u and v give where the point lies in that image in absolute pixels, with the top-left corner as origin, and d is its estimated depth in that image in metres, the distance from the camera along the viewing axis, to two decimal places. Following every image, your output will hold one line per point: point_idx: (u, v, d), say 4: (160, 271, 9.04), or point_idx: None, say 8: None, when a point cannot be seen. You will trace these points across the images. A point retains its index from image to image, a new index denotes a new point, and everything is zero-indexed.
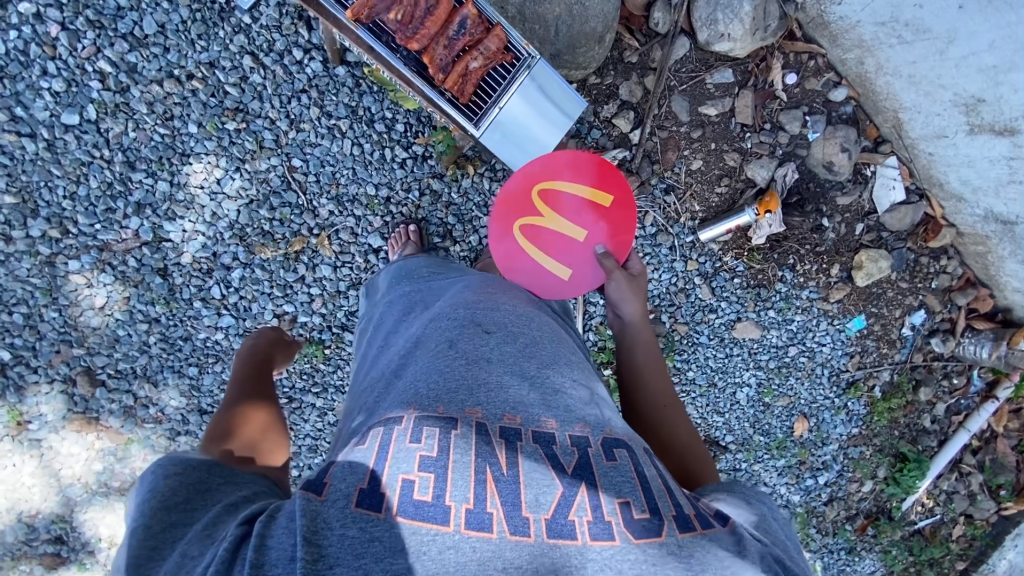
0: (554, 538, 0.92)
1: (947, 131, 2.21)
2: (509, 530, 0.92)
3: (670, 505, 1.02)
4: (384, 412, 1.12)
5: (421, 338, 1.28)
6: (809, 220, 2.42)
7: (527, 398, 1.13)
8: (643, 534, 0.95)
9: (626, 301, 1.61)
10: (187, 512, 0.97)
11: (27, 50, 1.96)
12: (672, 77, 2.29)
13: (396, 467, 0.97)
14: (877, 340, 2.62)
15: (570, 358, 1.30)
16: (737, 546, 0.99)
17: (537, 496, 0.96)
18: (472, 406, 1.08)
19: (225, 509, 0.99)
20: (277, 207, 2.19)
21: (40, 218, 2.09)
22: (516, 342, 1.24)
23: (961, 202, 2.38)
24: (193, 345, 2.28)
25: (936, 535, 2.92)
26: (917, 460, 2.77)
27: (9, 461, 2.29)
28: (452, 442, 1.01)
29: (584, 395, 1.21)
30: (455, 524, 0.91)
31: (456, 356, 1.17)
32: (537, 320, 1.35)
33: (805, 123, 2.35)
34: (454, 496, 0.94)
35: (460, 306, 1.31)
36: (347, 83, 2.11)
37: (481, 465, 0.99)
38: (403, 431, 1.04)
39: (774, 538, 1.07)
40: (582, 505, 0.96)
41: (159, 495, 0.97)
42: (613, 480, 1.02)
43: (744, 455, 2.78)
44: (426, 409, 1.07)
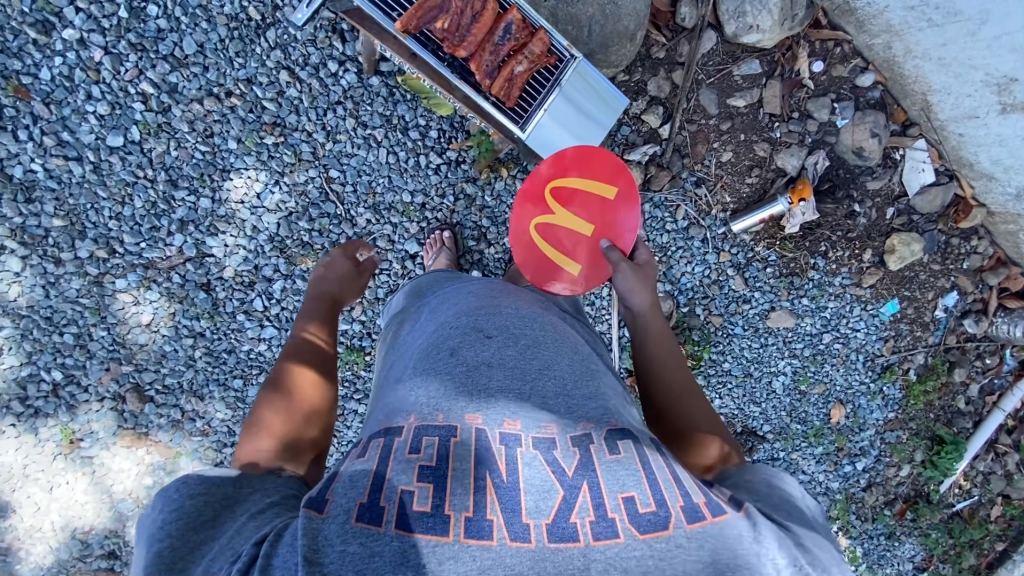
0: (556, 542, 0.91)
1: (978, 112, 2.18)
2: (510, 536, 0.91)
3: (677, 495, 0.99)
4: (389, 421, 1.12)
5: (425, 346, 1.28)
6: (842, 207, 2.43)
7: (526, 402, 1.12)
8: (649, 528, 0.94)
9: (634, 290, 1.55)
10: (212, 529, 0.97)
11: (72, 76, 2.03)
12: (699, 71, 2.31)
13: (395, 479, 0.97)
14: (910, 323, 2.60)
15: (573, 356, 1.26)
16: (752, 534, 0.96)
17: (538, 502, 0.95)
18: (473, 412, 1.08)
19: (251, 519, 0.98)
20: (316, 218, 2.22)
21: (88, 239, 2.15)
22: (517, 346, 1.22)
23: (992, 180, 2.35)
24: (237, 358, 2.31)
25: (975, 516, 2.88)
26: (954, 442, 2.73)
27: (64, 479, 2.29)
28: (451, 450, 1.02)
29: (587, 393, 1.19)
30: (455, 534, 0.90)
31: (457, 366, 1.17)
32: (540, 321, 1.32)
33: (833, 110, 2.35)
34: (453, 505, 0.94)
35: (462, 314, 1.30)
36: (381, 93, 2.15)
37: (480, 472, 0.98)
38: (403, 442, 1.04)
39: (792, 520, 1.06)
40: (584, 506, 0.95)
41: (184, 516, 0.96)
42: (616, 476, 1.00)
43: (782, 444, 2.74)
44: (426, 419, 1.08)
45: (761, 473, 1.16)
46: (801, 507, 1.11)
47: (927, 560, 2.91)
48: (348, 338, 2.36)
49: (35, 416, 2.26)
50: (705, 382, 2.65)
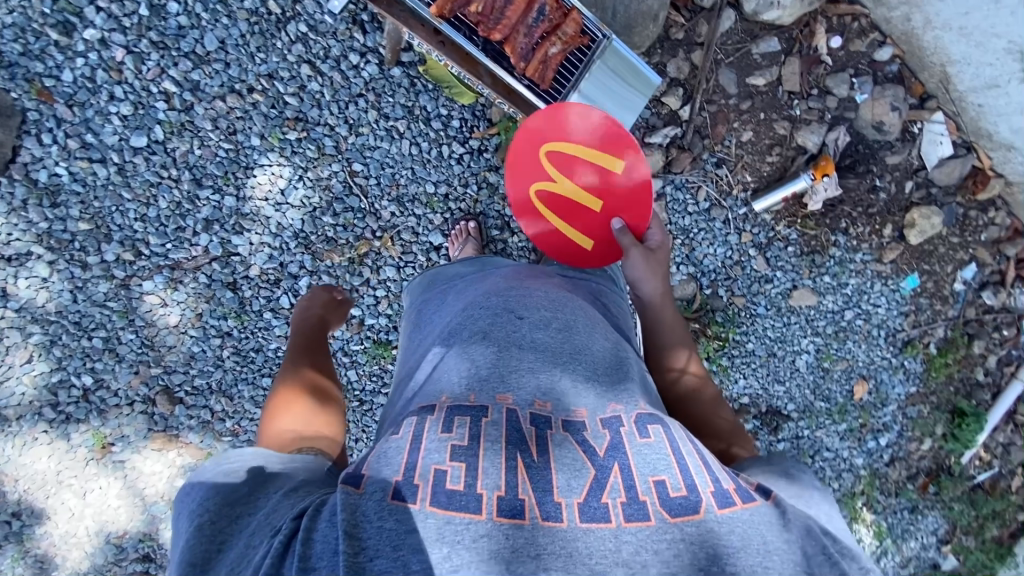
0: (588, 521, 0.87)
1: (999, 81, 2.15)
2: (542, 516, 0.87)
3: (708, 480, 0.93)
4: (419, 401, 1.05)
5: (452, 326, 1.20)
6: (865, 182, 2.41)
7: (558, 383, 1.05)
8: (680, 513, 0.88)
9: (645, 275, 1.50)
10: (247, 505, 0.96)
11: (94, 77, 2.04)
12: (718, 51, 2.31)
13: (428, 456, 0.92)
14: (930, 297, 2.53)
15: (604, 339, 1.20)
16: (780, 521, 0.91)
17: (569, 481, 0.91)
18: (503, 393, 1.02)
19: (286, 496, 0.97)
20: (340, 213, 2.21)
21: (114, 242, 2.14)
22: (550, 327, 1.13)
23: (1010, 150, 2.33)
24: (265, 356, 2.30)
25: (996, 487, 2.76)
26: (974, 413, 2.63)
27: (97, 483, 2.27)
28: (483, 430, 0.96)
29: (618, 381, 1.11)
30: (487, 513, 0.86)
31: (488, 345, 1.10)
32: (574, 304, 1.22)
33: (852, 85, 2.35)
34: (486, 484, 0.89)
35: (492, 294, 1.21)
36: (403, 84, 2.15)
37: (512, 451, 0.93)
38: (435, 421, 0.98)
39: (820, 510, 0.97)
40: (615, 486, 0.91)
41: (222, 491, 0.97)
42: (646, 459, 0.95)
43: (807, 422, 2.63)
44: (458, 399, 1.01)
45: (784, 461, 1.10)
46: (829, 499, 1.03)
47: (950, 533, 2.79)
48: (375, 333, 2.32)
49: (67, 422, 2.24)
50: (728, 363, 2.56)
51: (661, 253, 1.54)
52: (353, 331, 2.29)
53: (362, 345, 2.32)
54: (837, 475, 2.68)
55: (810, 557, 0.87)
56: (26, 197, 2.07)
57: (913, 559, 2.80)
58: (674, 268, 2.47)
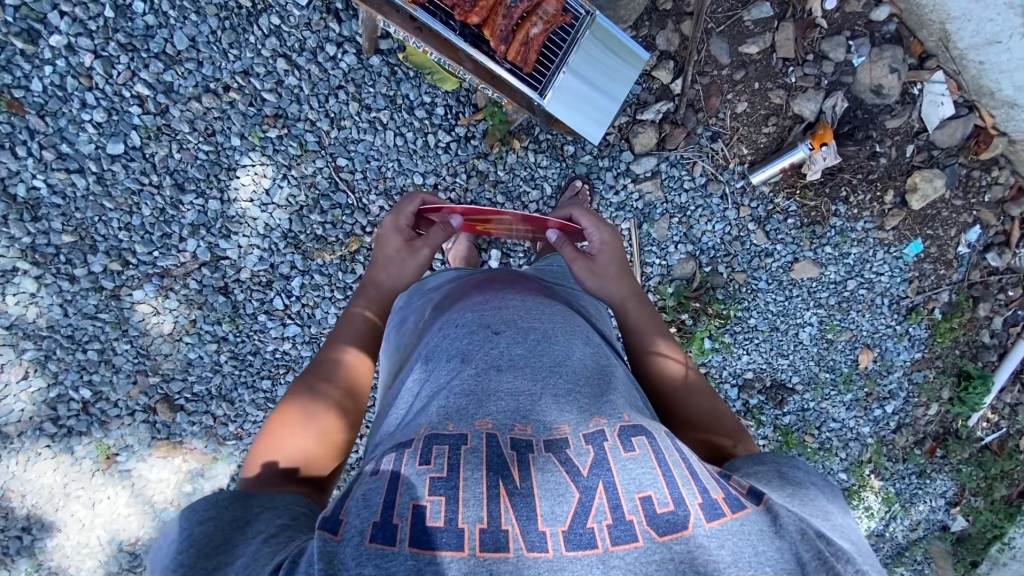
0: (574, 550, 0.80)
1: (1001, 37, 2.06)
2: (527, 547, 0.80)
3: (696, 491, 0.86)
4: (398, 436, 0.98)
5: (430, 352, 1.14)
6: (864, 148, 2.34)
7: (538, 401, 0.97)
8: (669, 530, 0.81)
9: (593, 286, 1.40)
10: (225, 556, 0.86)
11: (64, 84, 1.98)
12: (709, 20, 2.23)
13: (405, 494, 0.84)
14: (934, 262, 2.48)
15: (589, 350, 1.12)
16: (773, 528, 0.84)
17: (553, 507, 0.83)
18: (482, 418, 0.94)
19: (266, 543, 0.86)
20: (328, 210, 2.16)
21: (100, 253, 2.10)
22: (527, 340, 1.08)
23: (1014, 107, 2.24)
24: (263, 359, 2.27)
25: (1004, 448, 2.74)
26: (981, 376, 2.60)
27: (105, 494, 2.28)
28: (462, 458, 0.88)
29: (603, 390, 1.03)
30: (469, 549, 0.79)
31: (465, 367, 1.04)
32: (552, 310, 1.18)
33: (850, 48, 2.26)
34: (466, 517, 0.82)
35: (468, 311, 1.17)
36: (383, 73, 2.08)
37: (493, 479, 0.86)
38: (411, 452, 0.90)
39: (815, 510, 0.92)
40: (601, 508, 0.83)
41: (194, 543, 0.86)
42: (633, 474, 0.87)
43: (812, 395, 2.61)
44: (435, 428, 0.93)
45: (776, 457, 1.03)
46: (826, 495, 0.98)
47: (959, 495, 2.79)
48: None
49: (70, 436, 2.23)
50: (731, 340, 2.53)
51: (604, 255, 1.40)
52: None
53: None
54: (843, 445, 2.68)
55: (804, 563, 0.81)
56: (6, 212, 2.02)
57: (921, 523, 2.81)
58: (672, 247, 2.43)
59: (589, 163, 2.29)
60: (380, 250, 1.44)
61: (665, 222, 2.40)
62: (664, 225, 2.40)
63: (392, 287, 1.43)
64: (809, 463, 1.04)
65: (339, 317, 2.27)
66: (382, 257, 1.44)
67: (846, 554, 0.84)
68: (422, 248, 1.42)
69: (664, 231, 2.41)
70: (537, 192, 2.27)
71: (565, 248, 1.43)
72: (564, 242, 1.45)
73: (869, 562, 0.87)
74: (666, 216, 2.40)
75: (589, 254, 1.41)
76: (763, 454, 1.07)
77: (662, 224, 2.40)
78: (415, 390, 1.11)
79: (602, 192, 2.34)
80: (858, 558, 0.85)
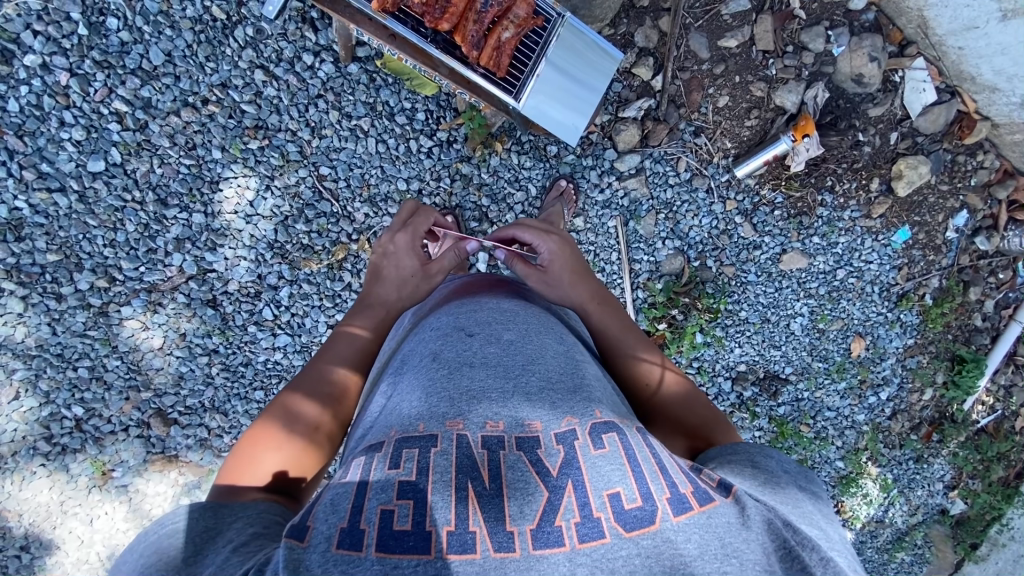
0: (542, 549, 0.80)
1: (978, 22, 2.06)
2: (494, 547, 0.80)
3: (663, 486, 0.87)
4: (369, 439, 0.97)
5: (404, 357, 1.14)
6: (847, 137, 2.34)
7: (510, 399, 0.98)
8: (636, 526, 0.82)
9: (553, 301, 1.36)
10: (194, 567, 0.86)
11: (40, 104, 1.97)
12: (687, 15, 2.22)
13: (373, 498, 0.83)
14: (923, 249, 2.48)
15: (562, 349, 1.12)
16: (740, 520, 0.85)
17: (522, 507, 0.84)
18: (454, 417, 0.94)
19: (235, 552, 0.85)
20: (313, 219, 2.16)
21: (85, 270, 2.10)
22: (500, 341, 1.08)
23: (996, 92, 2.24)
24: (255, 369, 2.28)
25: (1000, 430, 2.75)
26: (974, 359, 2.61)
27: (102, 509, 2.28)
28: (433, 461, 0.88)
29: (576, 388, 1.03)
30: (437, 551, 0.79)
31: (437, 368, 1.03)
32: (525, 312, 1.18)
33: (829, 38, 2.25)
34: (435, 520, 0.82)
35: (443, 314, 1.17)
36: (362, 80, 2.08)
37: (462, 480, 0.86)
38: (383, 456, 0.90)
39: (783, 498, 0.94)
40: (569, 507, 0.83)
41: (164, 557, 0.87)
42: (601, 472, 0.88)
43: (805, 385, 2.62)
44: (407, 430, 0.93)
45: (750, 448, 1.05)
46: (797, 482, 1.00)
47: (957, 479, 2.80)
48: None
49: (64, 454, 2.23)
50: (722, 333, 2.53)
51: (555, 266, 1.36)
52: None
53: None
54: (839, 433, 2.69)
55: (770, 553, 0.83)
56: None
57: (921, 508, 2.81)
58: (660, 243, 2.43)
59: (573, 163, 2.30)
60: (388, 266, 1.37)
61: (652, 218, 2.40)
62: (651, 221, 2.40)
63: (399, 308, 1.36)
64: (782, 452, 1.06)
65: (329, 325, 2.27)
66: (389, 274, 1.36)
67: (811, 542, 0.85)
68: (437, 275, 1.38)
69: (652, 227, 2.41)
70: (521, 194, 2.27)
71: (516, 266, 1.38)
72: (512, 258, 1.40)
73: (835, 548, 0.88)
74: (653, 213, 2.40)
75: (541, 267, 1.37)
76: (739, 444, 1.09)
77: (648, 221, 2.40)
78: (387, 395, 1.09)
79: (587, 191, 2.34)
80: (825, 546, 0.87)
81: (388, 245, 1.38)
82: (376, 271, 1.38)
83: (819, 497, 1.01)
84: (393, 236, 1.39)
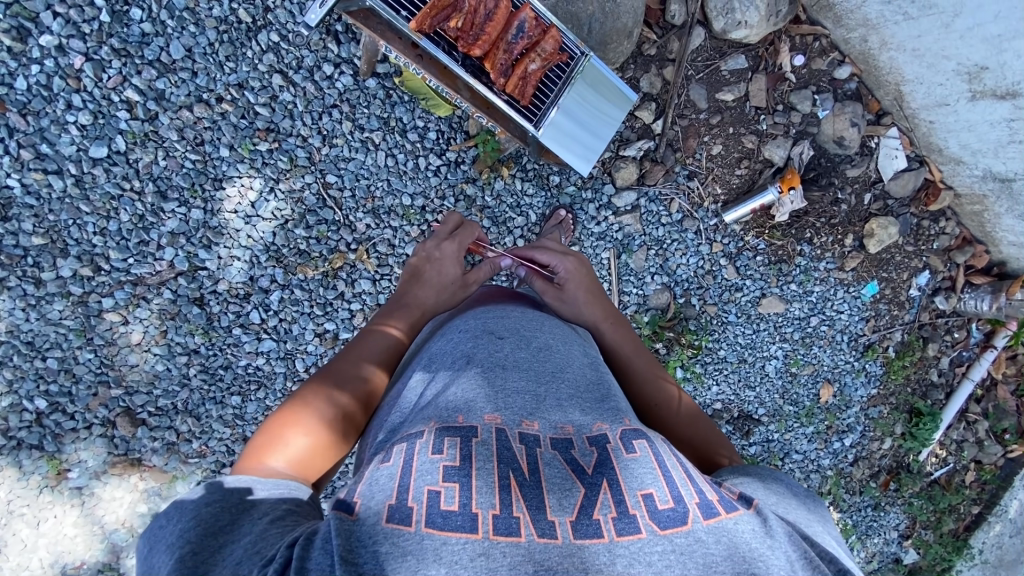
0: (582, 539, 0.83)
1: (949, 100, 2.24)
2: (537, 533, 0.82)
3: (692, 491, 0.90)
4: (404, 429, 0.99)
5: (432, 356, 1.16)
6: (828, 194, 2.49)
7: (543, 401, 1.02)
8: (670, 524, 0.85)
9: (567, 313, 1.40)
10: (229, 535, 0.85)
11: (50, 84, 1.95)
12: (689, 67, 2.38)
13: (419, 479, 0.86)
14: (888, 303, 2.63)
15: (585, 360, 1.17)
16: (763, 528, 0.87)
17: (560, 499, 0.87)
18: (492, 412, 0.97)
19: (273, 524, 0.87)
20: (313, 225, 2.15)
21: (71, 257, 2.04)
22: (530, 347, 1.12)
23: (960, 164, 2.42)
24: (234, 373, 2.21)
25: (952, 483, 2.89)
26: (930, 413, 2.76)
27: (51, 512, 2.14)
28: (474, 450, 0.91)
29: (602, 397, 1.08)
30: (483, 532, 0.81)
31: (471, 367, 1.06)
32: (550, 322, 1.24)
33: (816, 102, 2.43)
34: (480, 503, 0.84)
35: (472, 317, 1.21)
36: (378, 95, 2.13)
37: (503, 470, 0.89)
38: (424, 442, 0.91)
39: (797, 515, 0.95)
40: (605, 502, 0.87)
41: (200, 523, 0.85)
42: (634, 474, 0.92)
43: (776, 426, 2.70)
44: (446, 421, 0.95)
45: (760, 471, 1.07)
46: (806, 503, 1.01)
47: (911, 529, 2.90)
48: None
49: (19, 449, 2.11)
50: (702, 370, 2.60)
51: (570, 283, 1.41)
52: (327, 346, 2.24)
53: None
54: (805, 476, 2.77)
55: (794, 560, 0.85)
56: None
57: (877, 555, 2.90)
58: (649, 278, 2.51)
59: (573, 194, 2.37)
60: (431, 270, 1.42)
61: (643, 253, 2.49)
62: (642, 256, 2.49)
63: (431, 310, 1.39)
64: (791, 476, 1.08)
65: (316, 333, 2.23)
66: (431, 277, 1.41)
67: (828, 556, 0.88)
68: (473, 285, 1.44)
69: (642, 262, 2.50)
70: (521, 219, 2.32)
71: (535, 282, 1.45)
72: (531, 274, 1.47)
73: (850, 567, 0.89)
74: (644, 248, 2.49)
75: (557, 283, 1.43)
76: (748, 467, 1.11)
77: (639, 255, 2.49)
78: (415, 391, 1.10)
79: (585, 222, 2.42)
80: (841, 561, 0.89)
81: (434, 251, 1.45)
82: (417, 273, 1.43)
83: (826, 518, 1.02)
84: (440, 244, 1.46)
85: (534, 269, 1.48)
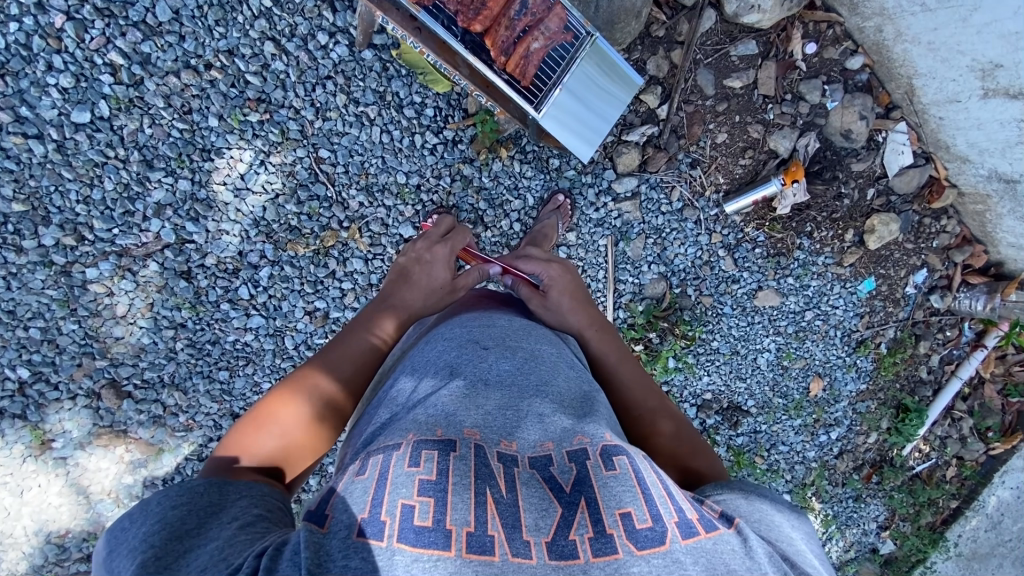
0: (557, 560, 0.81)
1: (960, 96, 2.18)
2: (511, 552, 0.81)
3: (672, 510, 0.89)
4: (381, 439, 0.97)
5: (416, 363, 1.13)
6: (831, 188, 2.45)
7: (525, 417, 0.99)
8: (647, 545, 0.83)
9: (554, 320, 1.37)
10: (197, 539, 0.84)
11: (29, 44, 1.88)
12: (698, 51, 2.30)
13: (394, 492, 0.84)
14: (884, 300, 2.61)
15: (572, 373, 1.14)
16: (743, 548, 0.86)
17: (537, 519, 0.85)
18: (471, 427, 0.95)
19: (242, 530, 0.86)
20: (305, 201, 2.09)
21: (53, 225, 1.99)
22: (514, 358, 1.10)
23: (966, 162, 2.37)
24: (222, 348, 2.17)
25: (933, 477, 2.92)
26: (917, 409, 2.76)
27: (35, 481, 2.13)
28: (452, 465, 0.88)
29: (585, 412, 1.05)
30: (456, 549, 0.79)
31: (453, 379, 1.04)
32: (536, 333, 1.20)
33: (824, 92, 2.37)
34: (455, 519, 0.82)
35: (457, 325, 1.18)
36: (375, 68, 2.05)
37: (480, 486, 0.87)
38: (401, 455, 0.90)
39: (779, 532, 0.95)
40: (583, 522, 0.85)
41: (168, 526, 0.83)
42: (613, 492, 0.89)
43: (765, 418, 2.70)
44: (424, 433, 0.93)
45: (745, 484, 1.06)
46: (790, 518, 1.00)
47: (890, 520, 2.93)
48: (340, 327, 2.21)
49: (2, 417, 2.10)
50: (694, 360, 2.59)
51: (555, 288, 1.38)
52: (316, 324, 2.19)
53: (326, 338, 2.22)
54: (790, 467, 2.78)
55: None
56: None
57: (855, 544, 2.94)
58: (646, 266, 2.47)
59: (573, 178, 2.32)
60: (420, 272, 1.38)
61: (641, 241, 2.45)
62: (640, 244, 2.45)
63: (417, 313, 1.35)
64: (774, 490, 1.07)
65: (306, 311, 2.19)
66: (419, 279, 1.37)
67: None
68: (461, 290, 1.41)
69: (640, 250, 2.46)
70: (519, 202, 2.27)
71: (520, 288, 1.42)
72: (517, 281, 1.44)
73: None
74: (643, 236, 2.44)
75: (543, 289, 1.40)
76: (733, 481, 1.10)
77: (637, 243, 2.45)
78: (395, 400, 1.08)
79: (583, 208, 2.37)
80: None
81: (425, 253, 1.41)
82: (405, 274, 1.39)
83: (810, 533, 1.02)
84: (431, 247, 1.42)
85: (520, 276, 1.45)
